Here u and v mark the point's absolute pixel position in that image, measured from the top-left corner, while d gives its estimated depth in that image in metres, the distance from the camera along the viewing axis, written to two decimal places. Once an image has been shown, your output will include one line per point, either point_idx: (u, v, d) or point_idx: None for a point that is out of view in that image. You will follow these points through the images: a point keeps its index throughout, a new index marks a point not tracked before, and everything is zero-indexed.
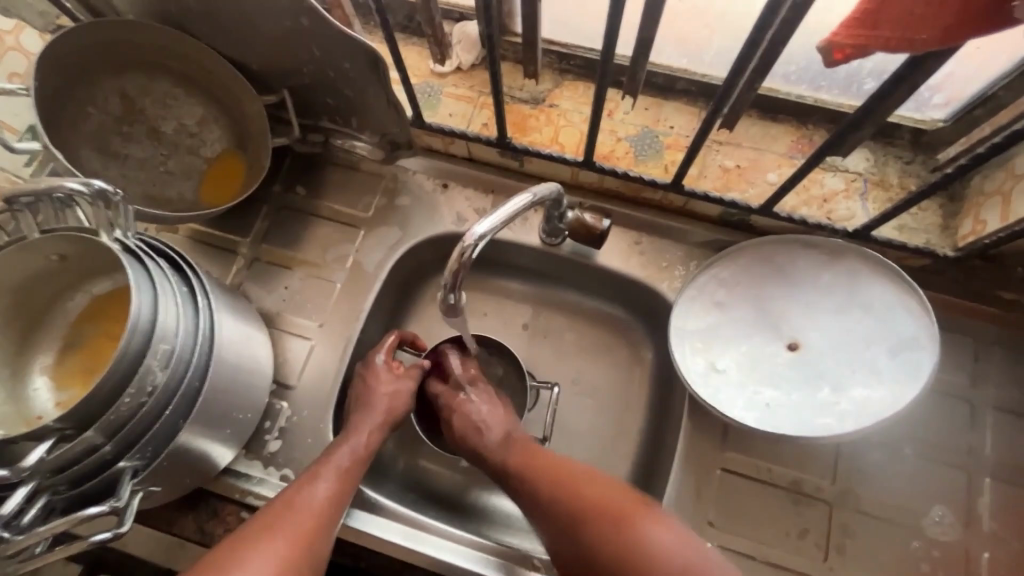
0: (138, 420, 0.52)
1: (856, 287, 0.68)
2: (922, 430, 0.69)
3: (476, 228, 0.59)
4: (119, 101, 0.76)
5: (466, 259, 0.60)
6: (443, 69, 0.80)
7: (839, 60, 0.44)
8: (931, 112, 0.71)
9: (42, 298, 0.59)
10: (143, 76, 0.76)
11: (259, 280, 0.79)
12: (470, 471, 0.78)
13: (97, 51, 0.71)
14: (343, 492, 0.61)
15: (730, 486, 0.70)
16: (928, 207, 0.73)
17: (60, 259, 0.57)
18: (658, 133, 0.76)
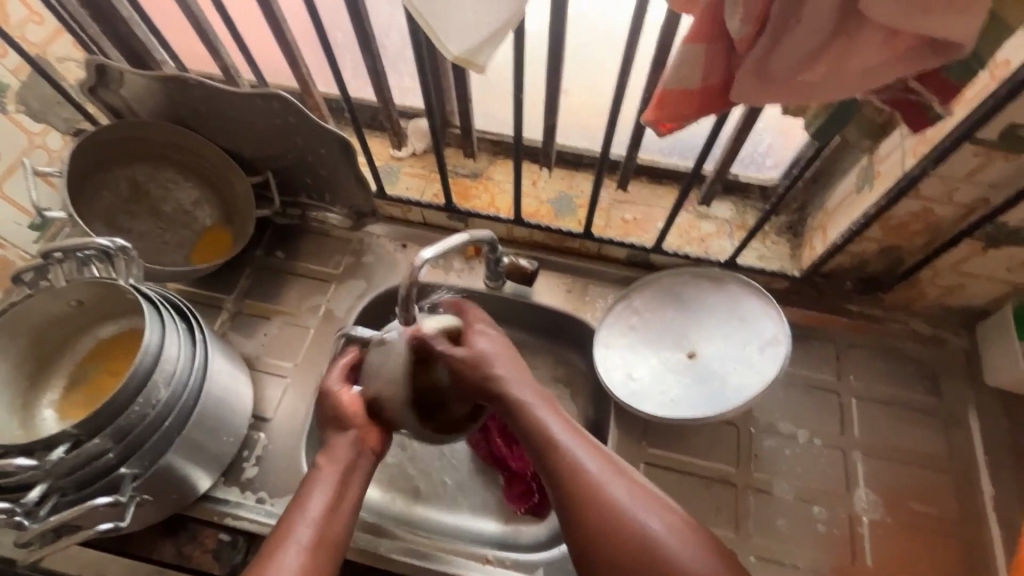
0: (140, 429, 0.62)
1: (733, 304, 0.85)
2: (803, 419, 0.85)
3: (423, 253, 0.66)
4: (128, 185, 0.91)
5: (415, 277, 0.66)
6: (401, 153, 0.99)
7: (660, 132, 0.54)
8: (768, 172, 0.90)
9: (54, 342, 0.71)
10: (149, 165, 0.92)
11: (242, 329, 0.92)
12: (428, 493, 0.89)
13: (113, 146, 0.87)
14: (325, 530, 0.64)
15: (654, 476, 0.81)
16: (777, 242, 0.91)
17: (77, 305, 0.69)
18: (573, 197, 0.94)
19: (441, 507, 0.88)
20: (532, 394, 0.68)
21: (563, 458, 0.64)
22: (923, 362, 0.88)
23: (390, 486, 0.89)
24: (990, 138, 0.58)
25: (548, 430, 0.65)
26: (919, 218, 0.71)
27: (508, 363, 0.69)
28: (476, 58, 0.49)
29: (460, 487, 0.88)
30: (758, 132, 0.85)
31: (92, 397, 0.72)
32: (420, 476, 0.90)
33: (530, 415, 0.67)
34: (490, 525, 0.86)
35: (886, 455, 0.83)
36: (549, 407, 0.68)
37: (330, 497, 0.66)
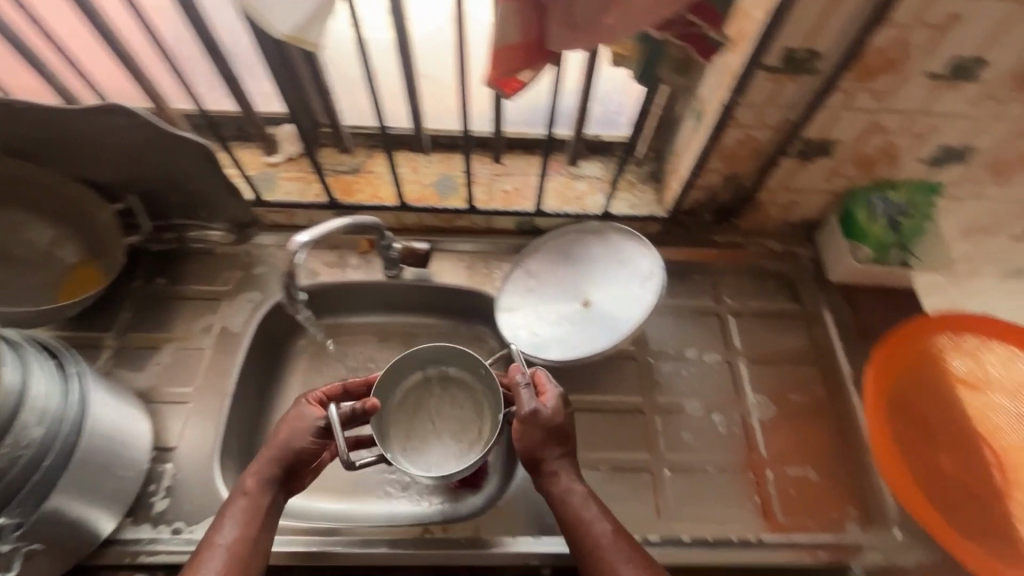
0: (13, 474, 0.58)
1: (614, 251, 0.93)
2: (691, 342, 0.94)
3: (300, 237, 0.68)
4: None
5: (292, 262, 0.70)
6: (275, 159, 0.97)
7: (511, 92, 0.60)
8: (619, 129, 0.98)
9: None
10: None
11: (129, 364, 0.86)
12: (360, 488, 0.88)
13: None
14: (242, 548, 0.64)
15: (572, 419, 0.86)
16: (644, 189, 1.00)
17: None
18: (454, 177, 0.98)
19: (377, 499, 0.87)
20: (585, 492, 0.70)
21: (593, 549, 0.66)
22: (781, 274, 1.01)
23: (321, 489, 0.88)
24: (775, 63, 0.69)
25: (593, 532, 0.67)
26: (745, 144, 0.82)
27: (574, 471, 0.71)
28: (307, 36, 0.51)
29: (394, 475, 0.89)
30: (602, 95, 0.95)
31: None
32: (349, 473, 0.89)
33: (577, 506, 0.69)
34: (427, 506, 0.87)
35: (764, 359, 0.94)
36: (596, 512, 0.68)
37: (247, 521, 0.65)
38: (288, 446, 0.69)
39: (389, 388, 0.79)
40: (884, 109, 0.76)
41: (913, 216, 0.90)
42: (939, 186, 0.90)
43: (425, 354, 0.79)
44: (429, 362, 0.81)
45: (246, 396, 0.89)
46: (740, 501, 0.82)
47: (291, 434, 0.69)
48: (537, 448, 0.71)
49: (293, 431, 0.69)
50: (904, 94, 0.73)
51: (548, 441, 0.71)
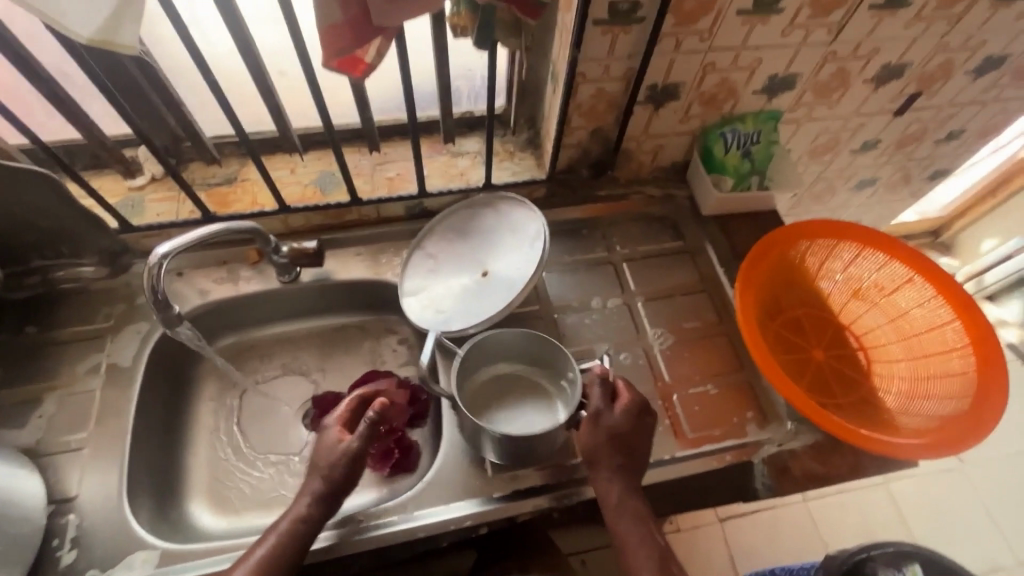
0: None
1: (503, 221, 0.95)
2: (590, 292, 1.00)
3: (160, 250, 0.71)
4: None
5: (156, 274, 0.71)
6: (138, 182, 0.93)
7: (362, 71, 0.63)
8: (479, 103, 1.01)
9: None
10: None
11: (8, 422, 0.80)
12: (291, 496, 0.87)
13: None
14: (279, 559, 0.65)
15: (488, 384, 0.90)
16: (524, 157, 1.04)
17: None
18: (334, 172, 0.97)
19: None
20: (637, 502, 0.73)
21: (630, 553, 0.71)
22: (663, 216, 1.08)
23: (250, 506, 0.87)
24: (604, 16, 0.75)
25: (635, 541, 0.71)
26: (599, 98, 0.88)
27: (631, 483, 0.74)
28: (116, 37, 0.50)
29: None
30: (468, 67, 0.95)
31: None
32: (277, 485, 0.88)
33: (630, 516, 0.72)
34: (361, 499, 0.88)
35: (658, 295, 1.01)
36: (646, 525, 0.72)
37: (291, 531, 0.67)
38: (331, 473, 0.70)
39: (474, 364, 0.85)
40: (712, 49, 0.83)
41: (762, 142, 0.99)
42: (779, 112, 0.98)
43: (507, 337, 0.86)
44: (506, 349, 0.88)
45: (149, 430, 0.84)
46: (652, 425, 0.88)
47: (329, 454, 0.71)
48: (605, 452, 0.74)
49: (331, 455, 0.71)
50: (724, 32, 0.81)
51: (621, 450, 0.75)
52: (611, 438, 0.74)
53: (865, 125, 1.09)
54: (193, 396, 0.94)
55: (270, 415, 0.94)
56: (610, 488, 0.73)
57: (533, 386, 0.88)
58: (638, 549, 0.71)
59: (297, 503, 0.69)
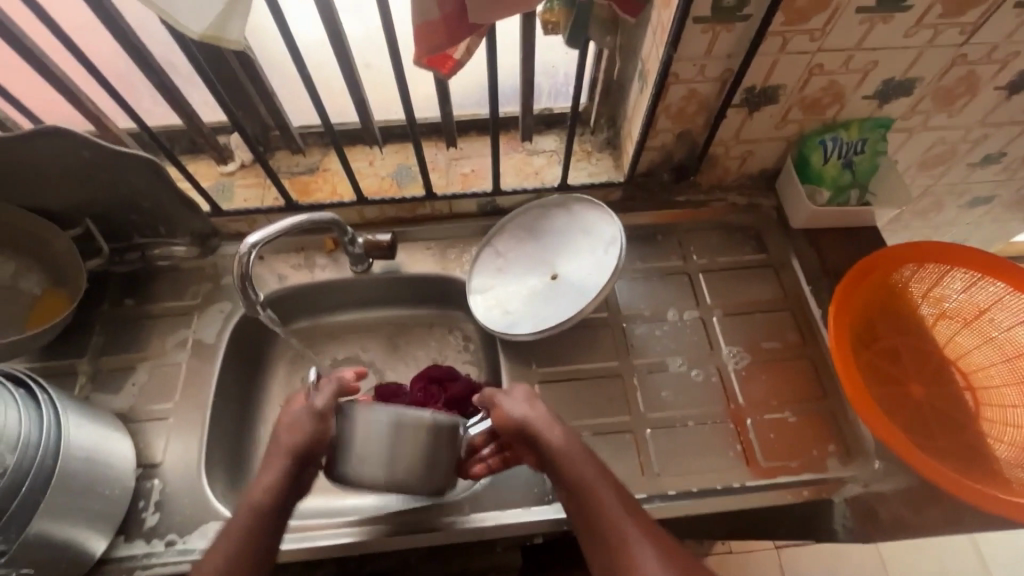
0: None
1: (577, 222, 0.92)
2: (663, 302, 0.95)
3: (248, 239, 0.72)
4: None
5: (245, 263, 0.73)
6: (229, 168, 0.97)
7: (451, 70, 0.63)
8: (563, 100, 0.99)
9: None
10: None
11: (106, 387, 0.86)
12: (350, 482, 0.90)
13: None
14: (265, 510, 0.65)
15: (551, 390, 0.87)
16: (602, 157, 1.01)
17: None
18: (411, 165, 0.98)
19: (368, 492, 0.89)
20: (580, 455, 0.67)
21: (586, 511, 0.65)
22: (746, 227, 1.02)
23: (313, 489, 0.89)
24: (705, 14, 0.70)
25: (586, 490, 0.65)
26: (690, 99, 0.83)
27: (570, 431, 0.70)
28: (223, 33, 0.51)
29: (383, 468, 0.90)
30: (551, 64, 0.92)
31: None
32: None
33: (567, 466, 0.67)
34: None
35: (736, 311, 0.95)
36: (599, 475, 0.67)
37: (275, 482, 0.66)
38: (294, 443, 0.67)
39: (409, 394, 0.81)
40: (823, 49, 0.76)
41: (866, 153, 0.90)
42: (890, 120, 0.89)
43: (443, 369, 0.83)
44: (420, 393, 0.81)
45: (226, 405, 0.89)
46: (722, 450, 0.83)
47: (287, 420, 0.69)
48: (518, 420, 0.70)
49: (288, 421, 0.68)
50: (839, 31, 0.74)
51: (534, 411, 0.70)
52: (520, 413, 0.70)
53: (990, 137, 0.97)
54: (266, 376, 0.98)
55: None
56: (548, 446, 0.68)
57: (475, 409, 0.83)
58: (591, 502, 0.65)
59: (259, 480, 0.67)
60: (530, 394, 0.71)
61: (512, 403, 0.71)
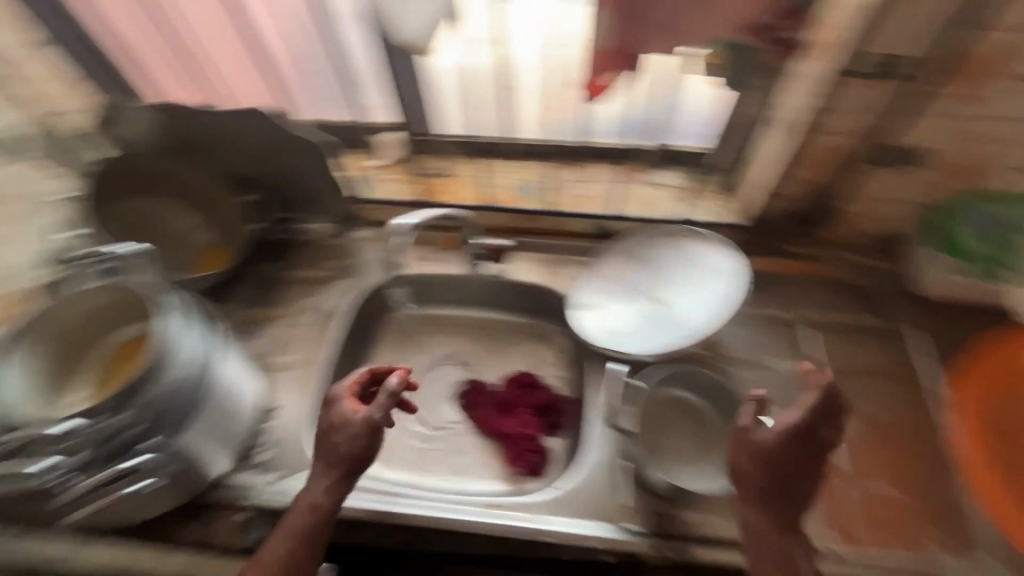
0: (160, 402, 0.69)
1: (689, 254, 0.96)
2: (763, 348, 0.94)
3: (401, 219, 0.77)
4: (129, 216, 0.99)
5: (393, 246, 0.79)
6: (377, 163, 1.10)
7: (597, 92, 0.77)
8: (702, 142, 0.96)
9: (86, 336, 0.81)
10: (154, 196, 1.00)
11: (244, 334, 0.98)
12: (429, 463, 0.96)
13: (125, 177, 0.96)
14: (318, 517, 0.67)
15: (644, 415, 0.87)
16: (716, 198, 1.03)
17: (99, 307, 0.80)
18: (535, 182, 1.06)
19: (446, 477, 0.94)
20: (778, 543, 0.65)
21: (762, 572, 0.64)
22: (861, 289, 0.99)
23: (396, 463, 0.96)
24: (861, 70, 0.72)
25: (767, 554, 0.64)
26: (826, 152, 0.84)
27: (776, 516, 0.65)
28: None
29: (464, 456, 0.96)
30: (688, 108, 0.91)
31: (122, 366, 0.82)
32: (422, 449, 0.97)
33: (761, 527, 0.66)
34: (490, 487, 0.93)
35: (841, 372, 0.91)
36: (800, 573, 0.62)
37: (329, 488, 0.68)
38: (346, 452, 0.68)
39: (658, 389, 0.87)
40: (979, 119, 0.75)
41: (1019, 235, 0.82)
42: None
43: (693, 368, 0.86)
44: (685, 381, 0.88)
45: (338, 370, 0.98)
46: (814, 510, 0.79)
47: (328, 429, 0.70)
48: (762, 477, 0.66)
49: (339, 426, 0.69)
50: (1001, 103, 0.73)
51: (766, 478, 0.66)
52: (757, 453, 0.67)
53: None
54: (372, 351, 1.07)
55: (428, 385, 1.04)
56: (749, 526, 0.66)
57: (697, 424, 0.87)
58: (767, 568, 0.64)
59: (315, 479, 0.70)
60: (785, 447, 0.65)
61: (767, 450, 0.66)
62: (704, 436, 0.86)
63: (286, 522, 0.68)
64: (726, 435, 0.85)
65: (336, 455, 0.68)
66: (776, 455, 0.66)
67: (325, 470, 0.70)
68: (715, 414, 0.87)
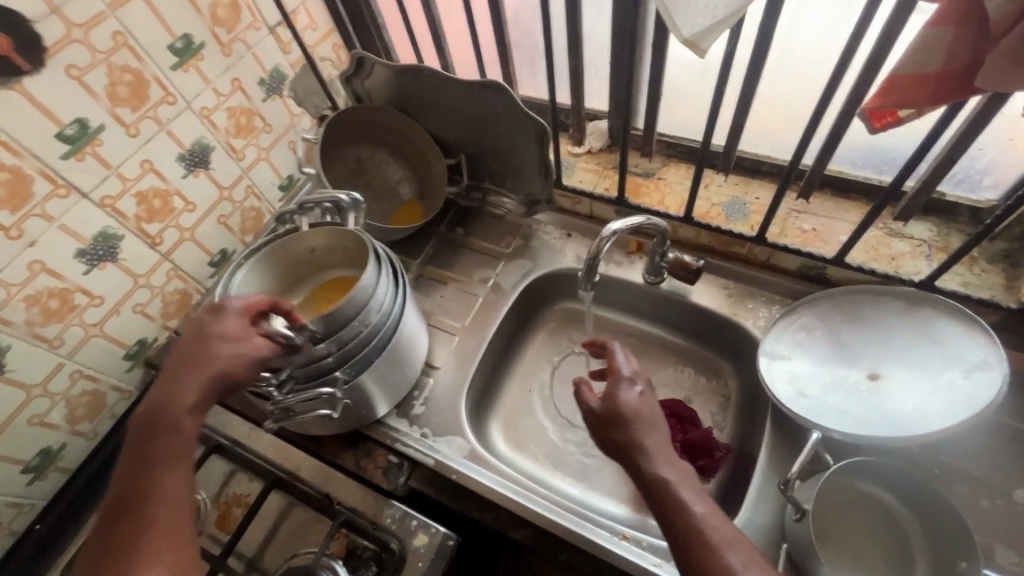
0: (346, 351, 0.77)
1: (928, 330, 0.78)
2: (1009, 470, 0.74)
3: (611, 225, 0.70)
4: (353, 161, 1.07)
5: (601, 250, 0.71)
6: (578, 150, 1.07)
7: (879, 128, 0.57)
8: (984, 193, 0.81)
9: (302, 270, 0.91)
10: (370, 147, 1.08)
11: (422, 289, 1.05)
12: (562, 464, 0.94)
13: (348, 129, 1.05)
14: (145, 419, 0.60)
15: (827, 506, 0.73)
16: (988, 270, 0.82)
17: (313, 246, 0.89)
18: (747, 202, 0.94)
19: (577, 483, 0.92)
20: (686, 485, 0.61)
21: (674, 516, 0.59)
22: None
23: (530, 453, 0.96)
24: None
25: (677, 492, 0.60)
26: None
27: (667, 460, 0.63)
28: (703, 42, 0.53)
29: (600, 468, 0.93)
30: (977, 145, 0.76)
31: (326, 301, 0.90)
32: (557, 448, 0.96)
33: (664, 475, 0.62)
34: (618, 510, 0.89)
35: None
36: (707, 504, 0.60)
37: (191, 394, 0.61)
38: (234, 368, 0.64)
39: (849, 474, 0.73)
40: None
41: None
42: None
43: (909, 476, 0.69)
44: (891, 479, 0.71)
45: (495, 346, 1.00)
46: None
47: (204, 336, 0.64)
48: (617, 422, 0.67)
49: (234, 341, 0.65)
50: None
51: (613, 426, 0.67)
52: (611, 405, 0.68)
53: None
54: (529, 335, 1.07)
55: (577, 386, 1.01)
56: (654, 472, 0.62)
57: (892, 534, 0.71)
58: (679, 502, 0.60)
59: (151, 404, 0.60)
60: (635, 405, 0.67)
61: (623, 408, 0.67)
62: (901, 546, 0.70)
63: (155, 439, 0.59)
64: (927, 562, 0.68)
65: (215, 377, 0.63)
66: (620, 410, 0.67)
67: (199, 381, 0.61)
68: (916, 523, 0.70)
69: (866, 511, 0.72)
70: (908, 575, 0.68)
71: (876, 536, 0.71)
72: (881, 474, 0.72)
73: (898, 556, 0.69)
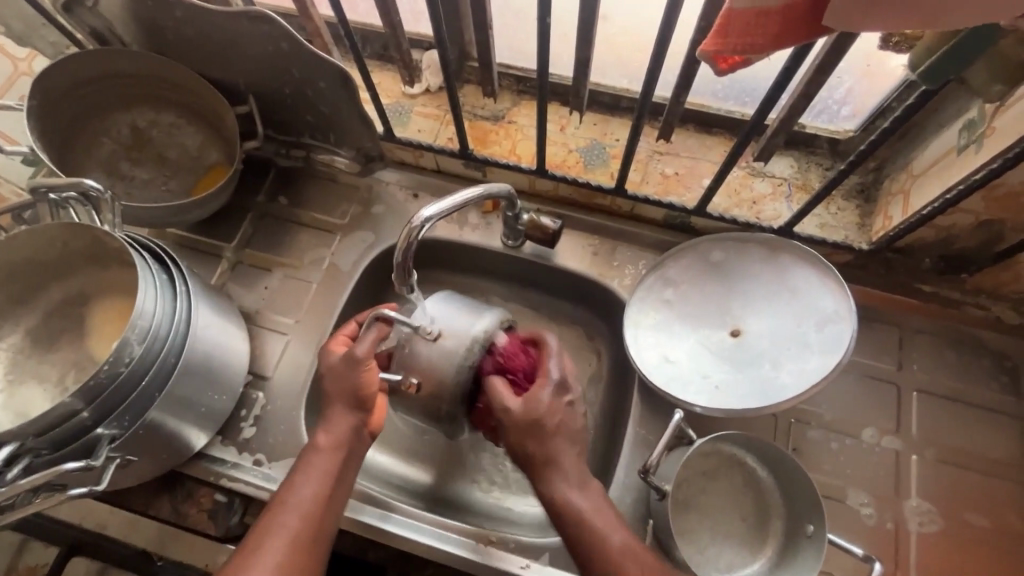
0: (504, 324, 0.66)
1: (786, 279, 0.74)
2: (855, 409, 0.75)
3: (424, 211, 0.60)
4: (129, 131, 0.85)
5: (414, 239, 0.60)
6: (413, 90, 0.88)
7: (727, 73, 0.46)
8: (843, 123, 0.76)
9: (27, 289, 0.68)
10: (150, 109, 0.85)
11: (241, 280, 0.85)
12: (454, 467, 0.81)
13: (103, 88, 0.81)
14: (310, 517, 0.56)
15: (690, 474, 0.71)
16: (845, 207, 0.78)
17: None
18: (606, 145, 0.83)
19: (472, 483, 0.80)
20: (593, 510, 0.58)
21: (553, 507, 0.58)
22: (1005, 356, 0.75)
23: (417, 457, 0.82)
24: None
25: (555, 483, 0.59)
26: None
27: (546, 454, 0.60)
28: None
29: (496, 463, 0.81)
30: (835, 74, 0.72)
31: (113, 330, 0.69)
32: (447, 447, 0.82)
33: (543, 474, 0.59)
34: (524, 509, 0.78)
35: (953, 460, 0.72)
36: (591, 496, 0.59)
37: (323, 476, 0.59)
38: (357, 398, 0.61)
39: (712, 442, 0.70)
40: None
41: None
42: None
43: (763, 442, 0.67)
44: (751, 443, 0.69)
45: None
46: None
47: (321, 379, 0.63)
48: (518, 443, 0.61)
49: (329, 373, 0.62)
50: None
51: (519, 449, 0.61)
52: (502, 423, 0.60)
53: None
54: None
55: None
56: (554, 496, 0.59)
57: (751, 493, 0.71)
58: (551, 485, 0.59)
59: (293, 475, 0.59)
60: (524, 406, 0.60)
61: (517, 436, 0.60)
62: (757, 504, 0.70)
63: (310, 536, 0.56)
64: (781, 518, 0.69)
65: (345, 406, 0.62)
66: (512, 422, 0.60)
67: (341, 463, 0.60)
68: (771, 480, 0.70)
69: (727, 474, 0.71)
70: (762, 532, 0.69)
71: (736, 496, 0.71)
72: (742, 439, 0.69)
73: (756, 514, 0.70)
